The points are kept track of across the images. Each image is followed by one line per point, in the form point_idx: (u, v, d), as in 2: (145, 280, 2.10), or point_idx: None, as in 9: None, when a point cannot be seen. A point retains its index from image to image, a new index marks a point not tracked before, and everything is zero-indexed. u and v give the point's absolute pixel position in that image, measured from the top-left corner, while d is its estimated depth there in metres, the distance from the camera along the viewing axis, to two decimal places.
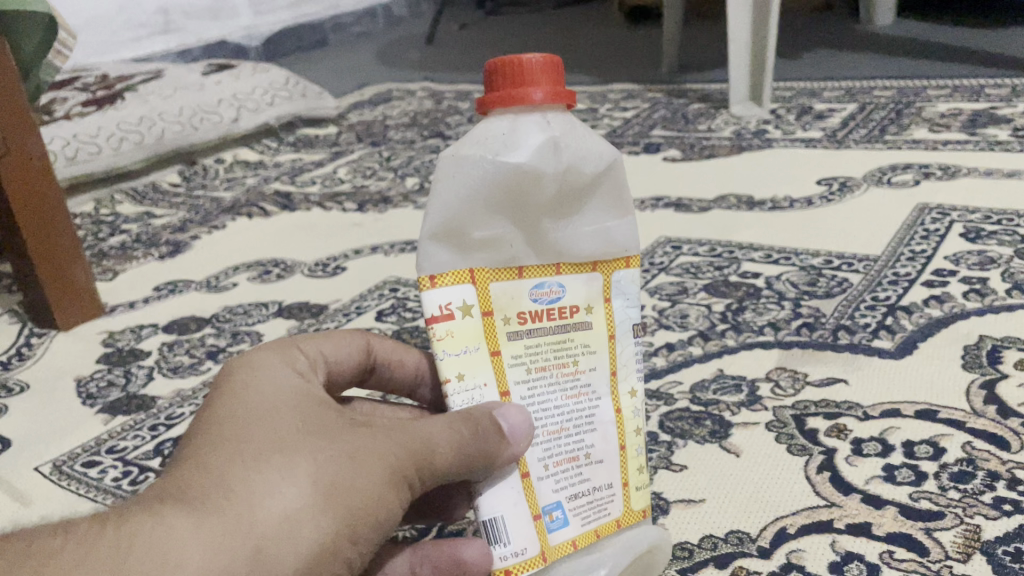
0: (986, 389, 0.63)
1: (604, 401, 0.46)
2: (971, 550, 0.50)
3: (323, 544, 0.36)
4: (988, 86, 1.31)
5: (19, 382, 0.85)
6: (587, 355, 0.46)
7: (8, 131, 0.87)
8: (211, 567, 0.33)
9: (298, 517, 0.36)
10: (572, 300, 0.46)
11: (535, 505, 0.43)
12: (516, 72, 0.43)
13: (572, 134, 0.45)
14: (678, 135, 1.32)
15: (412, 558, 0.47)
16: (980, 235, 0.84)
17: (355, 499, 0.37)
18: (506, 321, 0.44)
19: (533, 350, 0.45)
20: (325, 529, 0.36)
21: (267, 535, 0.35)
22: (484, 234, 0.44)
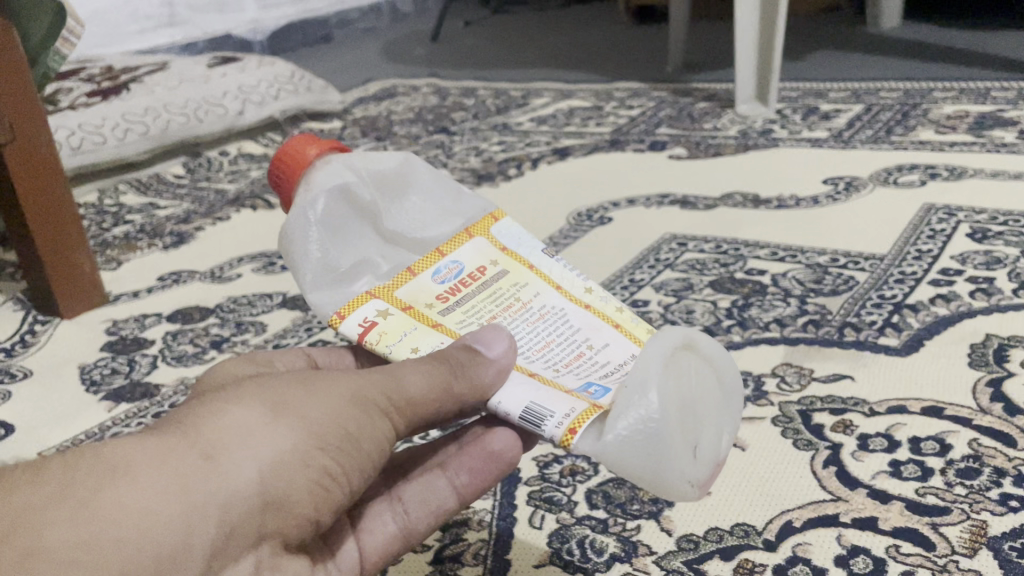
0: (992, 387, 0.63)
1: (568, 308, 0.47)
2: (978, 545, 0.50)
3: (287, 454, 0.37)
4: (994, 89, 1.32)
5: (23, 368, 0.85)
6: (523, 286, 0.48)
7: (16, 116, 0.87)
8: (161, 471, 0.34)
9: (252, 430, 0.37)
10: (484, 255, 0.49)
11: (564, 387, 0.42)
12: (288, 156, 0.52)
13: (358, 158, 0.52)
14: (684, 133, 1.32)
15: (448, 477, 0.47)
16: (986, 235, 0.84)
17: (316, 414, 0.38)
18: (428, 306, 0.46)
19: (471, 311, 0.47)
20: (286, 438, 0.37)
21: (219, 445, 0.36)
22: (349, 265, 0.49)
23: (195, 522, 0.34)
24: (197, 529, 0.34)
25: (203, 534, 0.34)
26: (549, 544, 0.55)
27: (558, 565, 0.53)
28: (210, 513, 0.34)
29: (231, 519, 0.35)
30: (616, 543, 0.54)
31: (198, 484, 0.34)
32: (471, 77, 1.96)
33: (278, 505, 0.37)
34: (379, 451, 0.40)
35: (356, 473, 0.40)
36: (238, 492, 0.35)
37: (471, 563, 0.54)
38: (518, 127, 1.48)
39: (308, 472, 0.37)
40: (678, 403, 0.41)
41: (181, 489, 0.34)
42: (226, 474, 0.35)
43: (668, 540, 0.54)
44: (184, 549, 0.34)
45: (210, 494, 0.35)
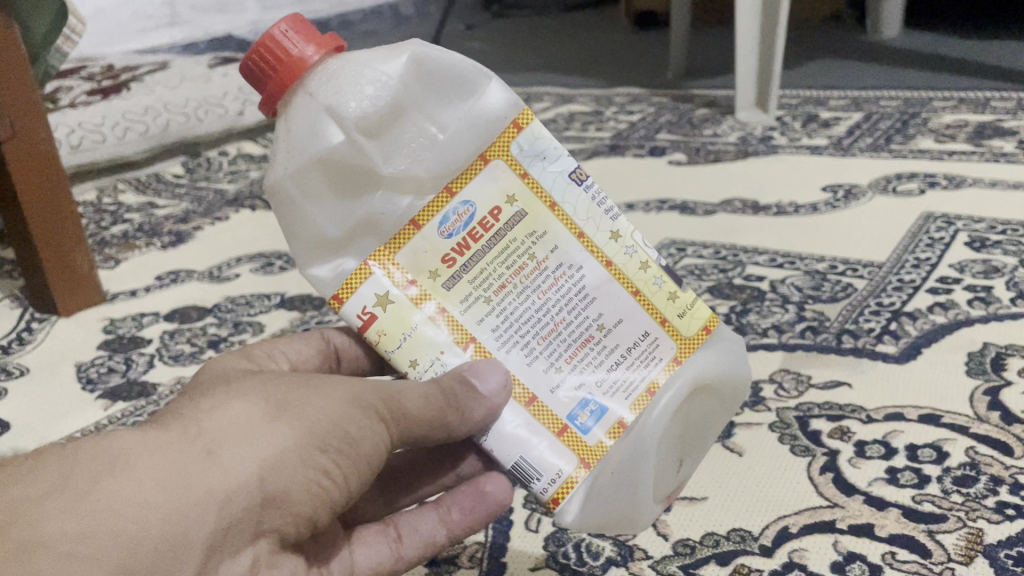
0: (990, 395, 0.63)
1: (589, 269, 0.44)
2: (974, 553, 0.50)
3: (285, 451, 0.37)
4: (994, 99, 1.32)
5: (20, 366, 0.85)
6: (540, 228, 0.44)
7: (18, 114, 0.87)
8: (159, 465, 0.34)
9: (249, 426, 0.36)
10: (504, 207, 0.44)
11: (556, 421, 0.43)
12: (271, 59, 0.44)
13: (345, 77, 0.43)
14: (684, 139, 1.33)
15: (438, 513, 0.47)
16: (985, 244, 0.84)
17: (316, 413, 0.38)
18: (432, 276, 0.43)
19: (480, 274, 0.43)
20: (283, 434, 0.37)
21: (217, 440, 0.36)
22: (343, 230, 0.43)
23: (193, 516, 0.34)
24: (195, 524, 0.34)
25: (201, 529, 0.34)
26: (545, 547, 0.54)
27: (553, 569, 0.53)
28: (208, 508, 0.34)
29: (229, 513, 0.35)
30: (612, 547, 0.54)
31: (197, 478, 0.34)
32: None
33: (276, 501, 0.37)
34: (381, 451, 0.40)
35: (357, 471, 0.39)
36: (236, 488, 0.35)
37: (467, 566, 0.54)
38: None
39: (307, 468, 0.37)
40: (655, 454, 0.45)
41: (179, 485, 0.34)
42: (224, 468, 0.35)
43: (665, 544, 0.54)
44: (182, 543, 0.34)
45: (208, 490, 0.34)
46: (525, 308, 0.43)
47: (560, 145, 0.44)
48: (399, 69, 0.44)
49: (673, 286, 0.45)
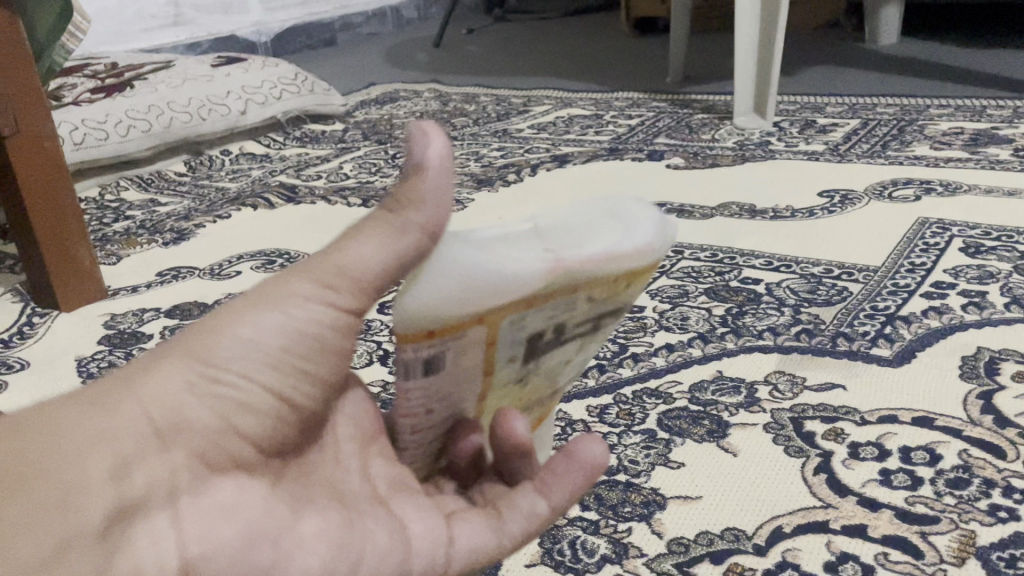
0: (983, 398, 0.64)
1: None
2: (966, 554, 0.51)
3: (176, 377, 0.35)
4: (991, 107, 1.33)
5: (20, 360, 0.86)
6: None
7: (23, 111, 0.88)
8: (52, 423, 0.34)
9: (139, 373, 0.36)
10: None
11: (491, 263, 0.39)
12: None
13: None
14: (682, 143, 1.33)
15: (537, 487, 0.42)
16: (980, 250, 0.85)
17: (207, 331, 0.36)
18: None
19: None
20: (173, 365, 0.35)
21: (108, 390, 0.35)
22: None
23: (80, 461, 0.33)
24: (87, 461, 0.33)
25: (96, 466, 0.33)
26: (540, 544, 0.55)
27: (549, 566, 0.53)
28: (96, 446, 0.33)
29: (124, 448, 0.34)
30: (607, 544, 0.54)
31: (86, 423, 0.34)
32: (472, 84, 1.97)
33: (184, 427, 0.35)
34: (308, 344, 0.36)
35: (284, 374, 0.36)
36: (126, 424, 0.34)
37: None
38: (518, 133, 1.49)
39: (209, 387, 0.35)
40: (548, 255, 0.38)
41: (67, 434, 0.34)
42: (109, 410, 0.34)
43: (659, 542, 0.54)
44: (76, 483, 0.33)
45: (96, 433, 0.34)
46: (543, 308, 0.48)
47: None
48: None
49: None
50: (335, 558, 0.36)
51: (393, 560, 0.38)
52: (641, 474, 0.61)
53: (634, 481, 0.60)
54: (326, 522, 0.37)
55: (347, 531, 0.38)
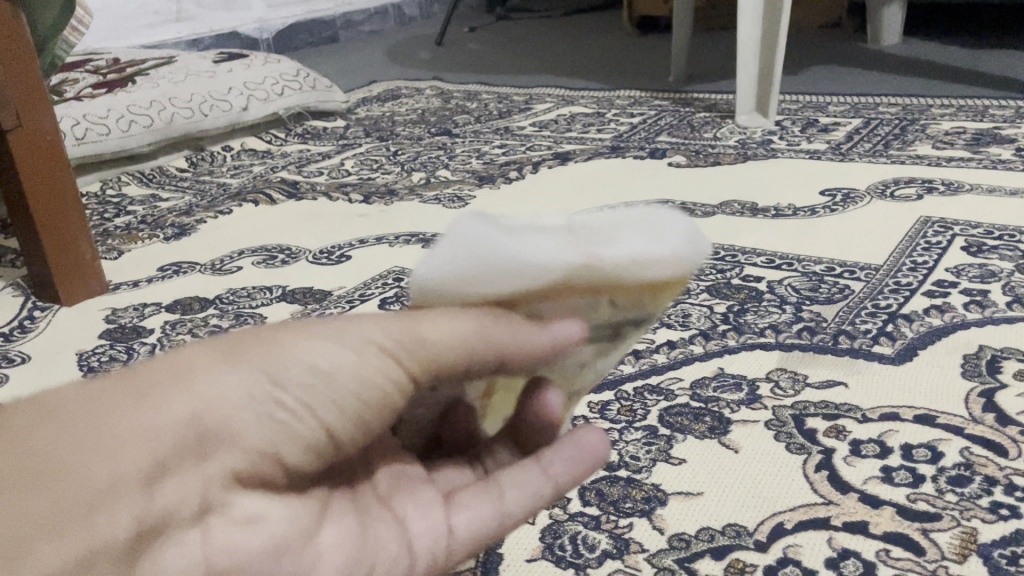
0: (985, 397, 0.64)
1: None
2: (968, 552, 0.51)
3: (233, 383, 0.31)
4: (993, 107, 1.33)
5: (21, 353, 0.86)
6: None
7: (24, 105, 0.88)
8: (85, 406, 0.29)
9: (192, 369, 0.31)
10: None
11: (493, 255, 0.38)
12: None
13: None
14: (684, 141, 1.34)
15: (542, 463, 0.41)
16: (982, 249, 0.85)
17: (280, 353, 0.32)
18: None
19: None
20: (230, 369, 0.31)
21: (157, 378, 0.30)
22: None
23: (122, 453, 0.28)
24: (127, 463, 0.28)
25: (135, 466, 0.28)
26: (541, 539, 0.55)
27: (550, 561, 0.53)
28: (137, 448, 0.28)
29: (166, 454, 0.29)
30: (608, 540, 0.54)
31: (129, 418, 0.29)
32: (474, 81, 1.97)
33: (230, 440, 0.31)
34: (362, 391, 0.34)
35: (332, 412, 0.33)
36: (171, 428, 0.29)
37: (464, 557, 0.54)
38: (519, 131, 1.49)
39: (263, 403, 0.31)
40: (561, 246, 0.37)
41: (107, 423, 0.29)
42: (161, 404, 0.29)
43: (660, 538, 0.54)
44: (111, 492, 0.28)
45: (142, 430, 0.29)
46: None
47: None
48: None
49: None
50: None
51: (402, 568, 0.35)
52: (642, 470, 0.61)
53: (635, 477, 0.60)
54: (343, 532, 0.34)
55: (362, 542, 0.34)
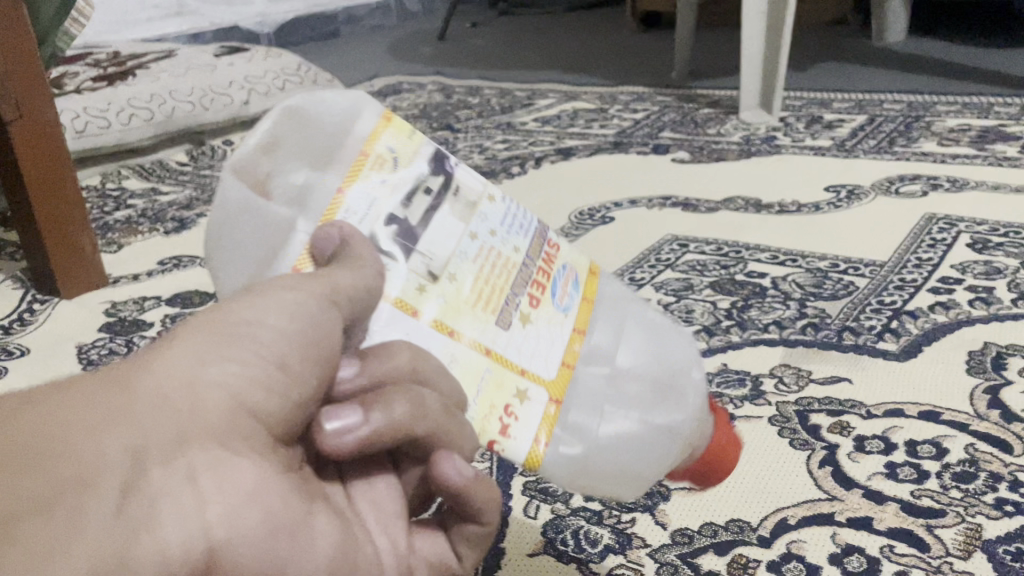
0: (990, 393, 0.64)
1: (474, 222, 0.40)
2: (972, 548, 0.50)
3: (193, 349, 0.27)
4: (998, 104, 1.32)
5: (21, 346, 0.85)
6: (559, 284, 0.43)
7: (24, 95, 0.87)
8: (53, 400, 0.24)
9: (143, 354, 0.27)
10: (578, 316, 0.43)
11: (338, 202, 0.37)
12: None
13: None
14: (687, 137, 1.33)
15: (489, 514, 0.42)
16: (987, 246, 0.85)
17: (259, 307, 0.29)
18: (523, 393, 0.39)
19: (528, 347, 0.40)
20: (187, 338, 0.27)
21: (124, 367, 0.26)
22: None
23: (103, 426, 0.24)
24: (103, 436, 0.24)
25: (113, 439, 0.24)
26: (543, 534, 0.55)
27: (552, 555, 0.53)
28: (114, 424, 0.24)
29: (144, 425, 0.24)
30: (610, 535, 0.54)
31: (102, 395, 0.25)
32: (476, 76, 1.97)
33: (206, 410, 0.26)
34: (328, 345, 0.30)
35: (310, 372, 0.29)
36: (140, 401, 0.25)
37: None
38: (522, 127, 1.48)
39: (230, 363, 0.27)
40: (293, 151, 0.40)
41: (80, 404, 0.24)
42: (143, 378, 0.26)
43: (663, 533, 0.54)
44: (92, 463, 0.23)
45: (112, 409, 0.24)
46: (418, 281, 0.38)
47: None
48: None
49: None
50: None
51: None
52: None
53: None
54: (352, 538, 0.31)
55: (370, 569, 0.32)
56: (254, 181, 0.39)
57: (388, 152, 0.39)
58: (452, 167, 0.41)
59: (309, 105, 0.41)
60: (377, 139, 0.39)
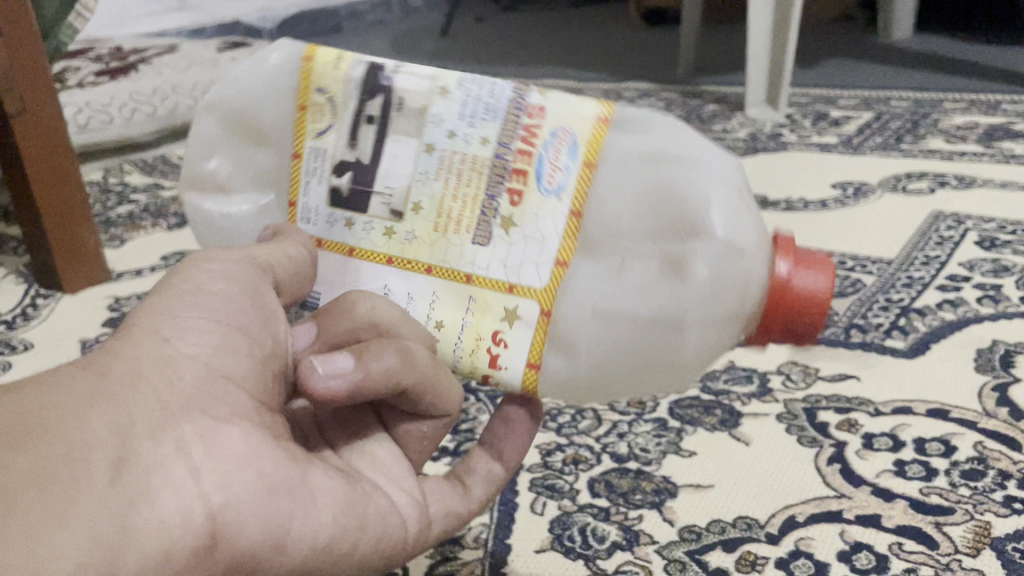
0: (998, 391, 0.63)
1: (428, 134, 0.45)
2: (981, 545, 0.50)
3: (154, 327, 0.36)
4: (1005, 102, 1.32)
5: (24, 340, 0.85)
6: (548, 161, 0.45)
7: (30, 92, 0.86)
8: (45, 395, 0.33)
9: (114, 342, 0.35)
10: (573, 191, 0.46)
11: (296, 176, 0.48)
12: None
13: None
14: (693, 134, 1.33)
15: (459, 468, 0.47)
16: (995, 244, 0.84)
17: (200, 298, 0.37)
18: (511, 312, 0.45)
19: (516, 257, 0.45)
20: (146, 323, 0.36)
21: (94, 360, 0.35)
22: None
23: (89, 410, 0.32)
24: (90, 414, 0.32)
25: (97, 422, 0.32)
26: (550, 530, 0.54)
27: (559, 552, 0.52)
28: (101, 405, 0.33)
29: (126, 402, 0.33)
30: (618, 531, 0.54)
31: (81, 386, 0.33)
32: (479, 72, 1.96)
33: (177, 377, 0.35)
34: (252, 303, 0.39)
35: (248, 330, 0.38)
36: (117, 378, 0.34)
37: (472, 547, 0.53)
38: None
39: (182, 335, 0.36)
40: (231, 147, 0.50)
41: (69, 396, 0.33)
42: (111, 372, 0.34)
43: (671, 530, 0.53)
44: (83, 440, 0.31)
45: (95, 391, 0.33)
46: (382, 224, 0.46)
47: None
48: None
49: None
50: (345, 514, 0.38)
51: (394, 521, 0.41)
52: (652, 462, 0.60)
53: (645, 470, 0.59)
54: (330, 481, 0.38)
55: (354, 495, 0.39)
56: (212, 185, 0.50)
57: (321, 95, 0.47)
58: (390, 76, 0.46)
59: (225, 93, 0.49)
60: (310, 85, 0.47)
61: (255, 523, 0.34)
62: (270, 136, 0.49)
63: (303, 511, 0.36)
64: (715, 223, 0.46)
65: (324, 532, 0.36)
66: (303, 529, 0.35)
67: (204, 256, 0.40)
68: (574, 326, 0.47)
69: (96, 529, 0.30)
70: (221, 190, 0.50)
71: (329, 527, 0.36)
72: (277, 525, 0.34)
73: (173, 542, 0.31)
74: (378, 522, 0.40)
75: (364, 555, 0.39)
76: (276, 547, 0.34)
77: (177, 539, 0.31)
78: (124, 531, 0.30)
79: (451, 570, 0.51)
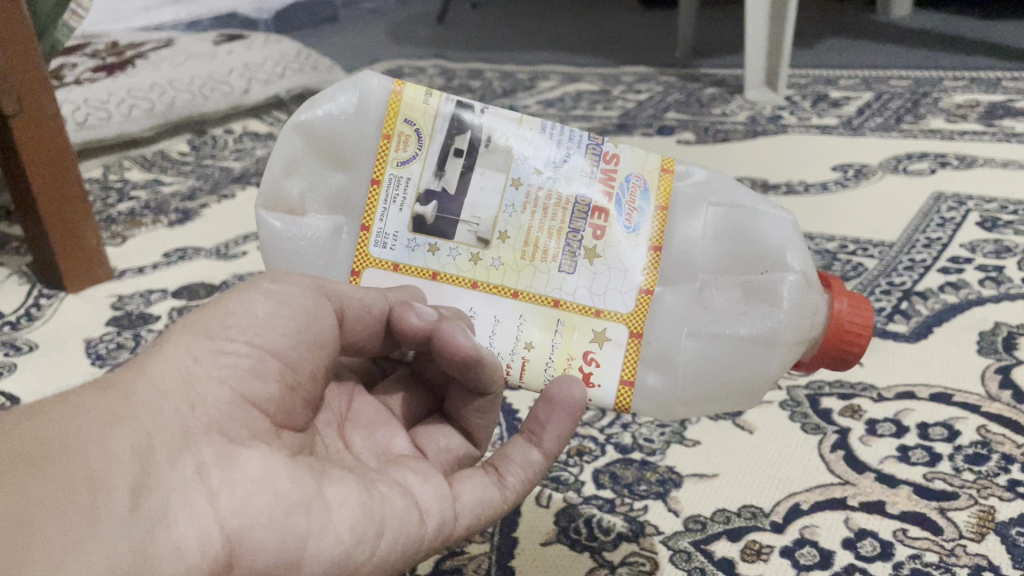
0: (1001, 373, 0.63)
1: (516, 169, 0.49)
2: (986, 530, 0.50)
3: (188, 346, 0.37)
4: (1005, 79, 1.31)
5: (29, 341, 0.85)
6: (624, 203, 0.50)
7: (26, 90, 0.86)
8: (65, 415, 0.33)
9: (144, 357, 0.37)
10: (649, 233, 0.51)
11: (364, 251, 0.49)
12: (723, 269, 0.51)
13: (773, 272, 0.50)
14: (692, 118, 1.32)
15: (494, 478, 0.45)
16: (996, 225, 0.84)
17: (231, 319, 0.38)
18: (601, 335, 0.49)
19: (601, 285, 0.50)
20: (175, 341, 0.37)
21: (118, 379, 0.35)
22: (693, 289, 0.51)
23: (108, 432, 0.33)
24: (111, 436, 0.33)
25: (118, 444, 0.33)
26: (556, 523, 0.54)
27: (565, 545, 0.53)
28: (123, 426, 0.33)
29: (150, 425, 0.34)
30: (623, 523, 0.54)
31: (102, 407, 0.34)
32: (475, 60, 1.95)
33: (202, 399, 0.36)
34: (296, 327, 0.40)
35: (284, 354, 0.39)
36: (141, 399, 0.35)
37: (478, 541, 0.53)
38: (524, 109, 1.47)
39: (214, 357, 0.37)
40: (312, 166, 0.50)
41: (90, 416, 0.33)
42: (133, 392, 0.35)
43: (676, 521, 0.54)
44: (103, 464, 0.32)
45: (116, 413, 0.34)
46: (468, 250, 0.49)
47: (787, 262, 0.50)
48: (778, 243, 0.50)
49: (802, 270, 0.50)
50: (363, 524, 0.37)
51: (411, 520, 0.39)
52: (656, 452, 0.60)
53: (650, 460, 0.59)
54: (348, 491, 0.37)
55: (368, 498, 0.38)
56: (285, 208, 0.50)
57: (410, 127, 0.48)
58: (478, 116, 0.49)
59: (315, 118, 0.49)
60: (398, 116, 0.49)
61: (272, 544, 0.34)
62: (349, 161, 0.50)
63: (320, 529, 0.35)
64: (793, 261, 0.50)
65: (340, 548, 0.36)
66: (322, 546, 0.35)
67: (254, 277, 0.41)
68: (669, 342, 0.50)
69: (115, 558, 0.30)
70: (293, 212, 0.50)
71: (345, 541, 0.36)
72: (293, 546, 0.34)
73: (189, 567, 0.32)
74: (395, 522, 0.38)
75: (383, 565, 0.38)
76: (291, 567, 0.34)
77: (193, 564, 0.32)
78: (143, 558, 0.31)
79: (458, 565, 0.51)
